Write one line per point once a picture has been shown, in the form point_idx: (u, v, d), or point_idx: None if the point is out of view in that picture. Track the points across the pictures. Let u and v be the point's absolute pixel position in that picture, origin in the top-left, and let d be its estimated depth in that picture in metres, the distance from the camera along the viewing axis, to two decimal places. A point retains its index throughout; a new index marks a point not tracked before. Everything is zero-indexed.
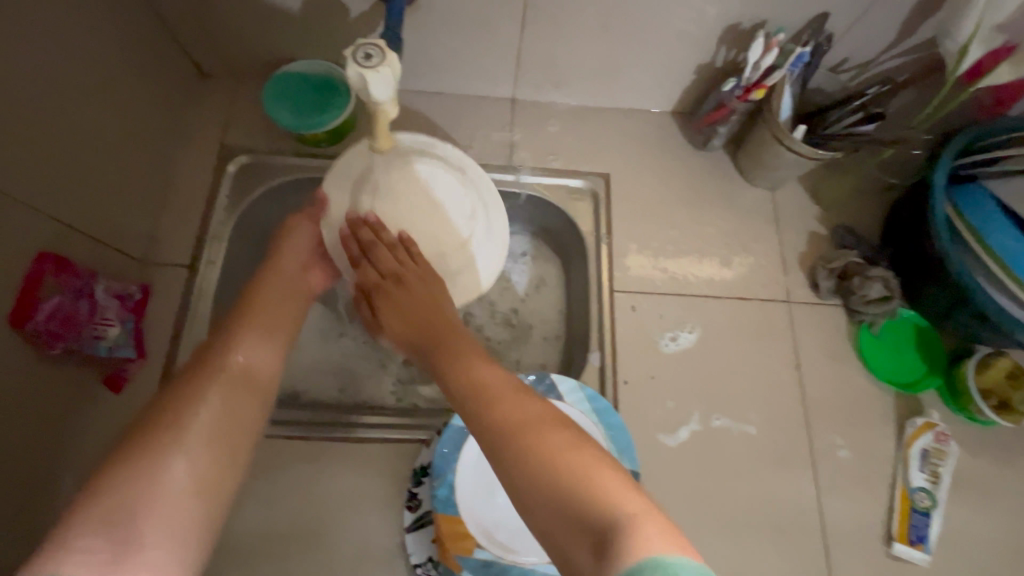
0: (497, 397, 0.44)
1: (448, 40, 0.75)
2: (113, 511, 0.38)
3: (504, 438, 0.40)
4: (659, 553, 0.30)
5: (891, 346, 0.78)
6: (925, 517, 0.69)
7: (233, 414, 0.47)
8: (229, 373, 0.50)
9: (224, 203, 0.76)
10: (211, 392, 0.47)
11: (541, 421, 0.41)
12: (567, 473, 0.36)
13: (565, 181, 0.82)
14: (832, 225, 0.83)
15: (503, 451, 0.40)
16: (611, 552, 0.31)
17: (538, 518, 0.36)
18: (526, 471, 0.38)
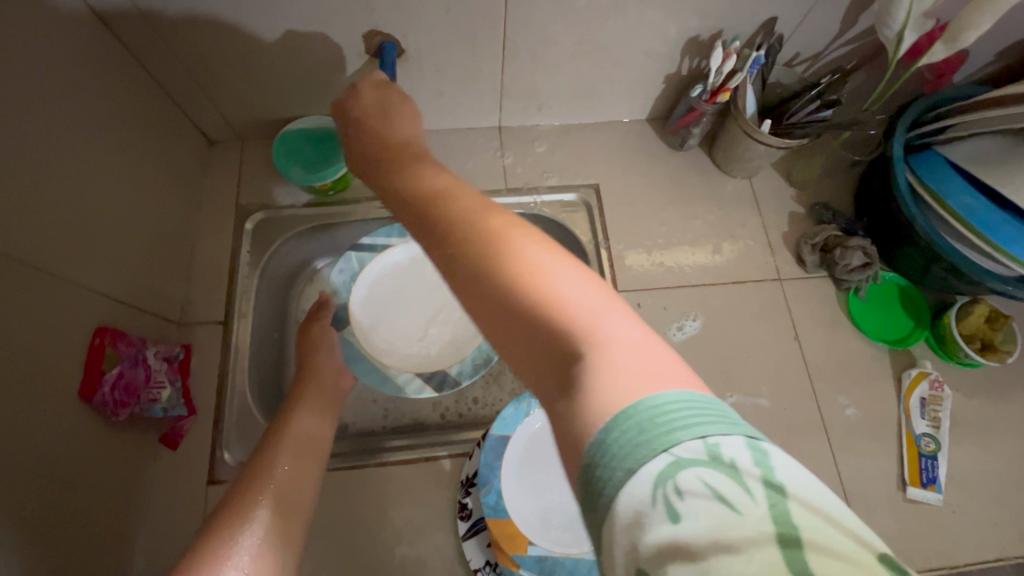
0: (454, 205, 0.41)
1: (437, 84, 0.81)
2: None
3: (447, 232, 0.39)
4: (642, 399, 0.29)
5: (877, 308, 0.84)
6: (932, 459, 0.75)
7: (295, 486, 0.60)
8: (295, 448, 0.63)
9: (248, 258, 0.81)
10: (280, 466, 0.60)
11: (494, 225, 0.39)
12: (524, 279, 0.35)
13: (559, 196, 0.89)
14: (809, 204, 0.90)
15: (445, 232, 0.39)
16: (587, 382, 0.31)
17: (493, 325, 0.36)
18: (488, 280, 0.36)
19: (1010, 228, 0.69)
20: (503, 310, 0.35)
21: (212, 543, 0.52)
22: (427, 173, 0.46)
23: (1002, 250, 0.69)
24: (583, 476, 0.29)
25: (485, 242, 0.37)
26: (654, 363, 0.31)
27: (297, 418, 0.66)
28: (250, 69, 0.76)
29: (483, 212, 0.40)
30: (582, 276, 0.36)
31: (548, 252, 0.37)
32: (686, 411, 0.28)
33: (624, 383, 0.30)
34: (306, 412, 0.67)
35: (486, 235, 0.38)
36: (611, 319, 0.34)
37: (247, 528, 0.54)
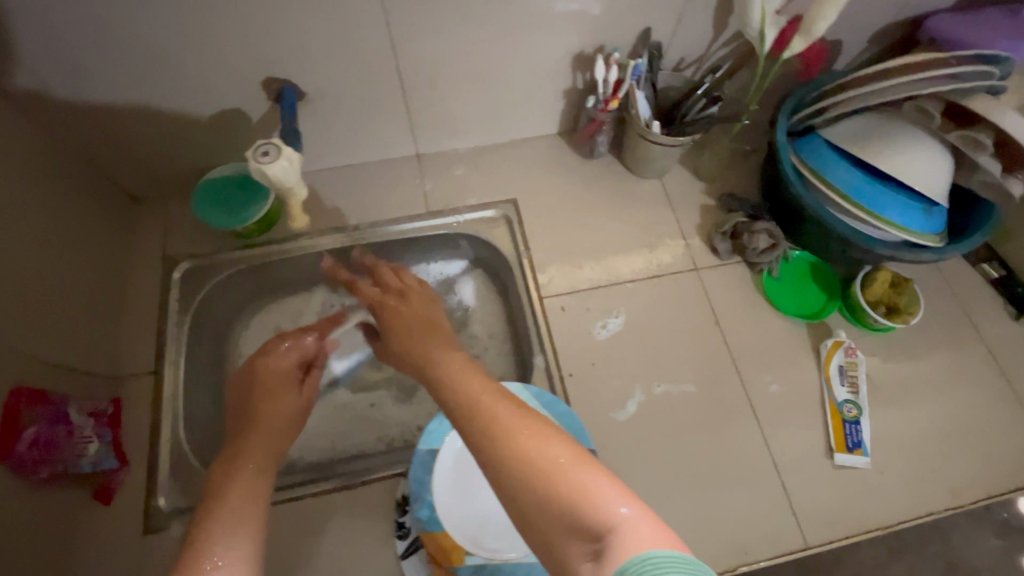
0: (483, 404, 0.46)
1: (346, 121, 0.85)
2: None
3: (476, 428, 0.44)
4: (649, 552, 0.31)
5: (791, 286, 0.88)
6: (856, 423, 0.78)
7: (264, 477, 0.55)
8: (258, 445, 0.59)
9: (177, 307, 0.82)
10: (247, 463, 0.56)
11: (518, 421, 0.43)
12: (543, 471, 0.39)
13: (479, 214, 0.92)
14: (717, 196, 0.95)
15: (474, 434, 0.44)
16: (605, 557, 0.33)
17: (519, 512, 0.39)
18: (509, 475, 0.40)
19: (892, 202, 0.75)
20: (522, 497, 0.39)
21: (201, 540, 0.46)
22: (465, 370, 0.53)
23: (887, 222, 0.76)
24: None
25: (508, 436, 0.42)
26: (664, 535, 0.33)
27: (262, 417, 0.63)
28: (163, 125, 0.79)
29: (507, 409, 0.45)
30: (596, 465, 0.39)
31: (565, 443, 0.41)
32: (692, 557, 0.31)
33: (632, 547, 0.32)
34: (264, 408, 0.64)
35: (510, 432, 0.42)
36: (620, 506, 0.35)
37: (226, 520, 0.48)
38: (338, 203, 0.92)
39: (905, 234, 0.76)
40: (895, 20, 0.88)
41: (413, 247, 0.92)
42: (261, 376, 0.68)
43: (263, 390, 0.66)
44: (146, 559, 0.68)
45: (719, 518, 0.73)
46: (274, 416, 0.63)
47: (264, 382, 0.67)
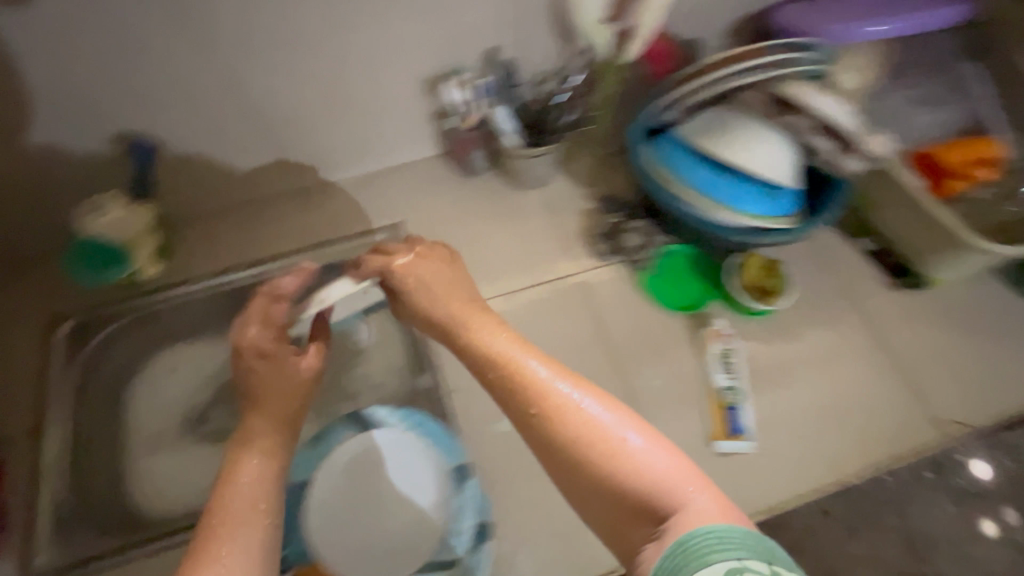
0: (537, 388, 0.52)
1: (215, 164, 0.87)
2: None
3: (534, 402, 0.52)
4: (712, 527, 0.44)
5: (671, 279, 0.90)
6: (735, 409, 0.79)
7: (270, 464, 0.56)
8: (267, 425, 0.58)
9: (60, 365, 0.83)
10: (253, 456, 0.56)
11: (584, 410, 0.50)
12: (611, 464, 0.48)
13: (362, 241, 0.93)
14: (598, 198, 0.96)
15: (536, 412, 0.51)
16: (667, 532, 0.45)
17: (590, 489, 0.48)
18: (580, 460, 0.49)
19: (741, 193, 0.78)
20: (591, 477, 0.48)
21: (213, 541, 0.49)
22: (502, 335, 0.57)
23: (739, 212, 0.78)
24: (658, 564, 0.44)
25: (576, 427, 0.49)
26: (725, 512, 0.46)
27: (260, 386, 0.60)
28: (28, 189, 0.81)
29: (566, 395, 0.51)
30: (667, 450, 0.49)
31: (640, 429, 0.50)
32: (745, 537, 0.44)
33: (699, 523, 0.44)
34: (263, 379, 0.61)
35: (576, 422, 0.50)
36: (688, 489, 0.46)
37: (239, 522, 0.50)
38: (222, 244, 0.92)
39: (758, 221, 0.78)
40: (742, 15, 0.92)
41: None
42: (244, 357, 0.62)
43: (258, 359, 0.61)
44: None
45: None
46: (267, 388, 0.60)
47: (262, 359, 0.62)
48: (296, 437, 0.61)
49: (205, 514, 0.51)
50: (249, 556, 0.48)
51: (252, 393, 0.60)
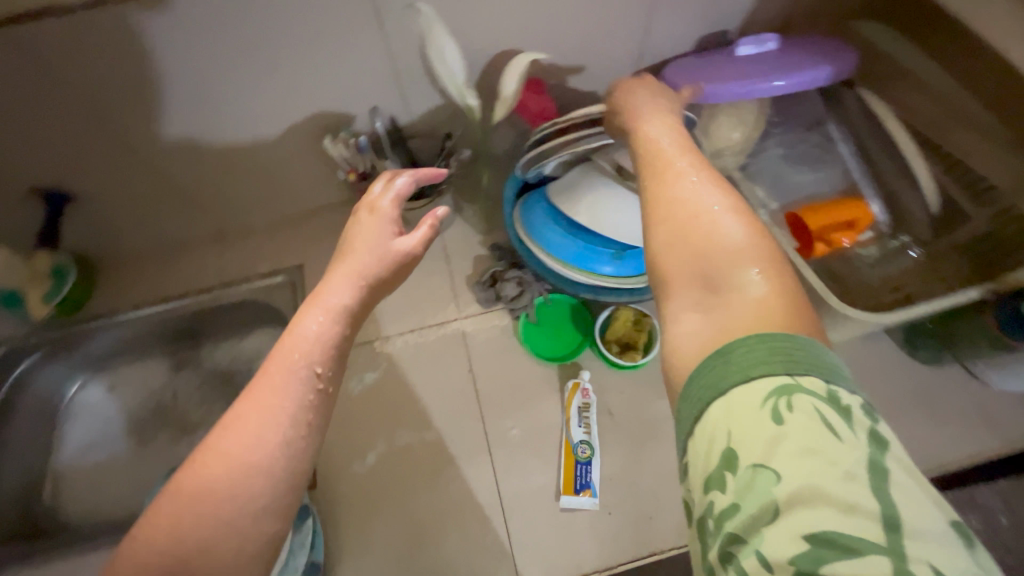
0: (667, 158, 0.51)
1: (128, 211, 0.95)
2: (209, 462, 0.43)
3: (650, 168, 0.51)
4: (779, 325, 0.36)
5: (548, 328, 0.92)
6: (587, 464, 0.80)
7: (334, 330, 0.52)
8: (359, 276, 0.56)
9: None
10: (319, 313, 0.52)
11: (709, 180, 0.47)
12: (700, 226, 0.43)
13: (267, 281, 1.01)
14: (490, 245, 0.99)
15: (651, 175, 0.50)
16: (719, 309, 0.39)
17: (661, 249, 0.44)
18: (664, 220, 0.45)
19: (591, 251, 0.79)
20: (671, 232, 0.44)
21: (246, 399, 0.47)
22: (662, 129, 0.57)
23: (585, 270, 0.79)
24: (695, 371, 0.36)
25: (685, 188, 0.46)
26: (795, 316, 0.37)
27: (355, 235, 0.59)
28: None
29: (696, 166, 0.49)
30: (758, 240, 0.42)
31: (742, 215, 0.44)
32: (790, 345, 0.34)
33: (763, 311, 0.37)
34: (356, 230, 0.60)
35: (709, 185, 0.46)
36: (747, 269, 0.40)
37: (286, 393, 0.47)
38: (147, 282, 1.03)
39: (605, 279, 0.79)
40: (632, 70, 0.94)
41: (216, 314, 1.03)
42: (381, 198, 0.62)
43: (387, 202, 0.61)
44: None
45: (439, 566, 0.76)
46: (359, 239, 0.59)
47: (380, 206, 0.61)
48: (373, 293, 0.57)
49: (267, 356, 0.50)
50: (292, 415, 0.47)
51: (352, 234, 0.60)
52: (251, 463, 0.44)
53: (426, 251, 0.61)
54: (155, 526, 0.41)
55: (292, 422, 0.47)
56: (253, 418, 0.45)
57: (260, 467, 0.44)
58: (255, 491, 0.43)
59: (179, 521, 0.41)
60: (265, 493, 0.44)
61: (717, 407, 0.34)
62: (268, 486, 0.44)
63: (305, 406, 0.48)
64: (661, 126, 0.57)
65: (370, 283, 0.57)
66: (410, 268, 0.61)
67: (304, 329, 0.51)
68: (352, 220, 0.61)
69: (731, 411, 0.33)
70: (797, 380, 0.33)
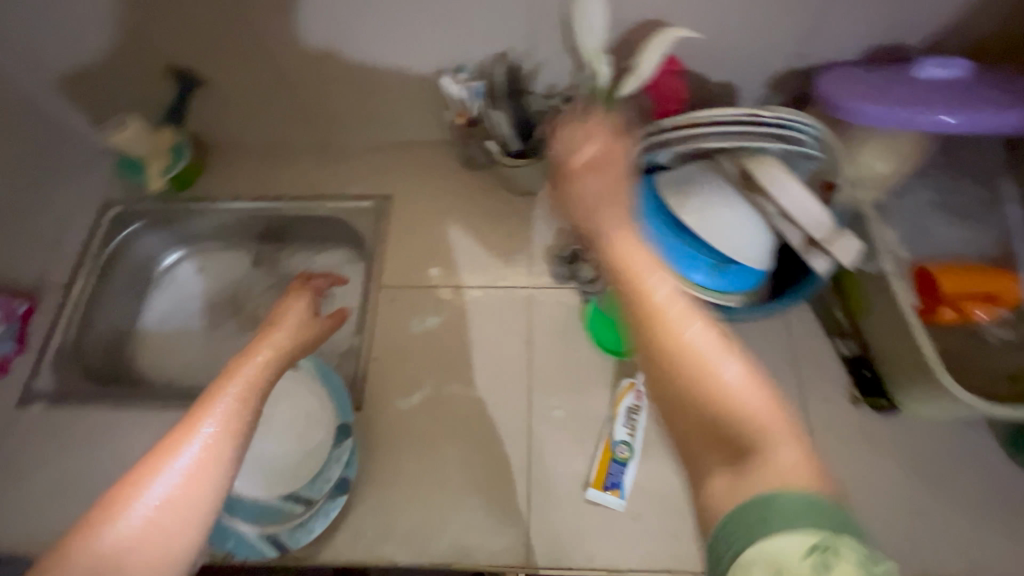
0: (643, 285, 0.51)
1: (247, 106, 0.99)
2: (107, 506, 0.47)
3: (629, 299, 0.51)
4: (793, 492, 0.40)
5: (615, 320, 0.89)
6: (622, 466, 0.78)
7: (252, 390, 0.60)
8: (265, 353, 0.66)
9: (101, 237, 1.02)
10: (237, 375, 0.61)
11: (699, 321, 0.48)
12: (707, 378, 0.45)
13: (355, 204, 1.02)
14: (577, 221, 0.96)
15: (631, 305, 0.51)
16: (747, 477, 0.42)
17: (676, 398, 0.46)
18: (659, 365, 0.47)
19: (689, 256, 0.75)
20: (676, 383, 0.46)
21: (159, 452, 0.51)
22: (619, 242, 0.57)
23: (677, 274, 0.75)
24: (731, 520, 0.41)
25: (677, 326, 0.48)
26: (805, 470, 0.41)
27: (275, 330, 0.71)
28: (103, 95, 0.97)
29: (672, 297, 0.50)
30: (758, 387, 0.45)
31: (732, 357, 0.46)
32: (818, 503, 0.39)
33: (785, 478, 0.41)
34: (270, 328, 0.72)
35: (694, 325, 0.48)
36: (769, 432, 0.43)
37: (181, 447, 0.51)
38: (246, 175, 1.07)
39: (694, 289, 0.75)
40: (784, 69, 0.85)
41: (301, 223, 1.06)
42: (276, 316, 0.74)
43: (276, 320, 0.74)
44: (16, 425, 0.88)
45: (455, 517, 0.78)
46: (277, 332, 0.71)
47: (288, 318, 0.74)
48: (280, 368, 0.66)
49: (177, 425, 0.54)
50: (212, 466, 0.51)
51: (270, 329, 0.72)
52: (153, 506, 0.48)
53: (303, 353, 0.72)
54: (95, 548, 0.45)
55: (215, 474, 0.51)
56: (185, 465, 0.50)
57: (181, 511, 0.48)
58: (173, 519, 0.48)
59: (116, 550, 0.45)
60: (188, 526, 0.48)
61: (760, 552, 0.38)
62: (202, 525, 0.49)
63: (225, 451, 0.53)
64: (627, 242, 0.57)
65: (281, 363, 0.66)
66: (294, 359, 0.71)
67: (220, 390, 0.58)
68: (266, 325, 0.73)
69: (774, 556, 0.38)
70: (834, 537, 0.37)
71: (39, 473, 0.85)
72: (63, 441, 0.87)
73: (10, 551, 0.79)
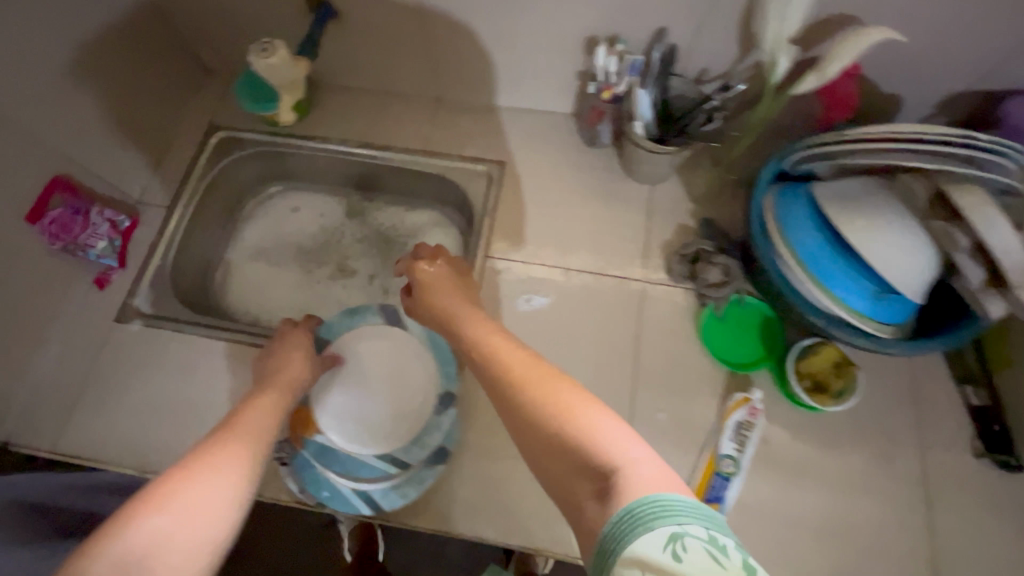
0: (499, 356, 0.59)
1: (373, 48, 0.95)
2: (151, 510, 0.47)
3: (494, 373, 0.57)
4: (656, 493, 0.40)
5: (730, 329, 0.85)
6: (726, 480, 0.75)
7: (263, 419, 0.64)
8: (275, 386, 0.71)
9: (205, 161, 1.00)
10: (252, 407, 0.65)
11: (534, 378, 0.54)
12: (561, 415, 0.49)
13: (468, 166, 0.98)
14: (701, 219, 0.91)
15: (498, 377, 0.57)
16: (610, 496, 0.42)
17: (545, 445, 0.49)
18: (528, 419, 0.51)
19: (844, 279, 0.70)
20: (537, 431, 0.49)
21: (181, 465, 0.53)
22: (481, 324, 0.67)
23: (831, 295, 0.70)
24: (601, 543, 0.39)
25: (529, 386, 0.53)
26: (670, 480, 0.42)
27: (285, 366, 0.76)
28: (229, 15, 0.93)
29: (522, 362, 0.57)
30: (615, 419, 0.48)
31: (582, 397, 0.50)
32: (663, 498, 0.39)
33: (649, 487, 0.41)
34: (272, 359, 0.77)
35: (539, 382, 0.53)
36: (626, 446, 0.45)
37: (211, 463, 0.54)
38: (356, 119, 1.03)
39: (846, 314, 0.70)
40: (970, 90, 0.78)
41: (406, 176, 1.02)
42: (277, 342, 0.79)
43: (276, 346, 0.79)
44: (109, 339, 0.87)
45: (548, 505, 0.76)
46: (287, 366, 0.75)
47: (288, 346, 0.79)
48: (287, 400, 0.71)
49: (192, 453, 0.56)
50: (234, 483, 0.53)
51: (280, 361, 0.76)
52: (179, 507, 0.48)
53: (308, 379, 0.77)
54: (119, 546, 0.44)
55: (236, 491, 0.53)
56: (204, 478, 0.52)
57: (203, 521, 0.49)
58: (199, 527, 0.48)
59: (137, 548, 0.44)
60: (208, 541, 0.48)
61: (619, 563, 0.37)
62: (218, 536, 0.49)
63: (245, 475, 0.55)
64: (485, 323, 0.67)
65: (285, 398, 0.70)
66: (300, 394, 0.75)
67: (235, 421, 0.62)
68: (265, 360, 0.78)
69: (637, 558, 0.36)
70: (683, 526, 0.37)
71: (129, 393, 0.84)
72: (154, 364, 0.86)
73: (101, 463, 0.79)
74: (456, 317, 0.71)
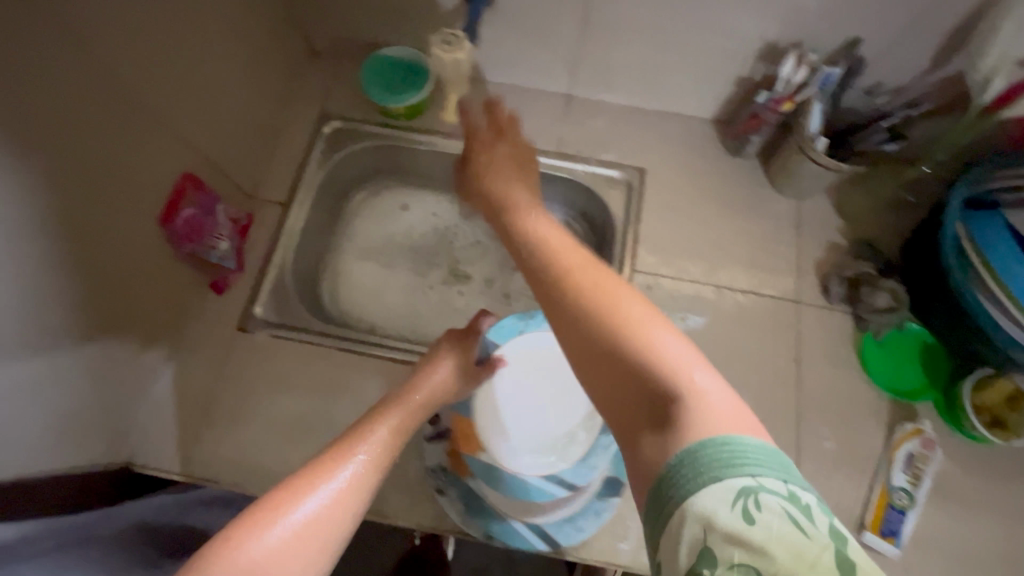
0: (555, 253, 0.50)
1: (515, 40, 0.89)
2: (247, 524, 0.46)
3: (546, 269, 0.49)
4: (730, 434, 0.34)
5: (892, 355, 0.82)
6: (901, 514, 0.73)
7: (391, 438, 0.58)
8: (420, 396, 0.65)
9: (319, 153, 0.92)
10: (386, 420, 0.60)
11: (603, 279, 0.46)
12: (624, 325, 0.41)
13: (605, 172, 0.92)
14: (854, 239, 0.88)
15: (547, 272, 0.48)
16: (675, 428, 0.36)
17: (596, 353, 0.41)
18: (584, 324, 0.42)
19: None
20: (589, 335, 0.42)
21: (300, 477, 0.51)
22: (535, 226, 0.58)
23: None
24: (657, 481, 0.35)
25: (593, 284, 0.45)
26: (735, 413, 0.36)
27: (433, 375, 0.68)
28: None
29: (581, 263, 0.48)
30: (678, 336, 0.41)
31: (647, 308, 0.43)
32: (731, 439, 0.34)
33: (715, 422, 0.35)
34: (425, 365, 0.69)
35: (601, 284, 0.45)
36: (695, 371, 0.39)
37: (326, 482, 0.50)
38: None
39: None
40: None
41: None
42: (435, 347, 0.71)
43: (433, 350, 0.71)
44: (231, 348, 0.80)
45: None
46: (432, 377, 0.68)
47: (439, 355, 0.70)
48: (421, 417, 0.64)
49: (317, 459, 0.53)
50: (344, 514, 0.49)
51: (431, 368, 0.69)
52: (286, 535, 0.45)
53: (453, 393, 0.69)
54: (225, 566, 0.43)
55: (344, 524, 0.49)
56: (312, 492, 0.49)
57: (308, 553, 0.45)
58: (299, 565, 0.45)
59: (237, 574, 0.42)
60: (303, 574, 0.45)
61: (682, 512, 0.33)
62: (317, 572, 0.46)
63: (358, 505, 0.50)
64: (540, 227, 0.58)
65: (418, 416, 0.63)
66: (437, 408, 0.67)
67: (367, 433, 0.57)
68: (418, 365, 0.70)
69: (703, 511, 0.32)
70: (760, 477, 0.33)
71: (257, 409, 0.77)
72: (281, 377, 0.79)
73: (233, 486, 0.73)
74: (512, 220, 0.62)
